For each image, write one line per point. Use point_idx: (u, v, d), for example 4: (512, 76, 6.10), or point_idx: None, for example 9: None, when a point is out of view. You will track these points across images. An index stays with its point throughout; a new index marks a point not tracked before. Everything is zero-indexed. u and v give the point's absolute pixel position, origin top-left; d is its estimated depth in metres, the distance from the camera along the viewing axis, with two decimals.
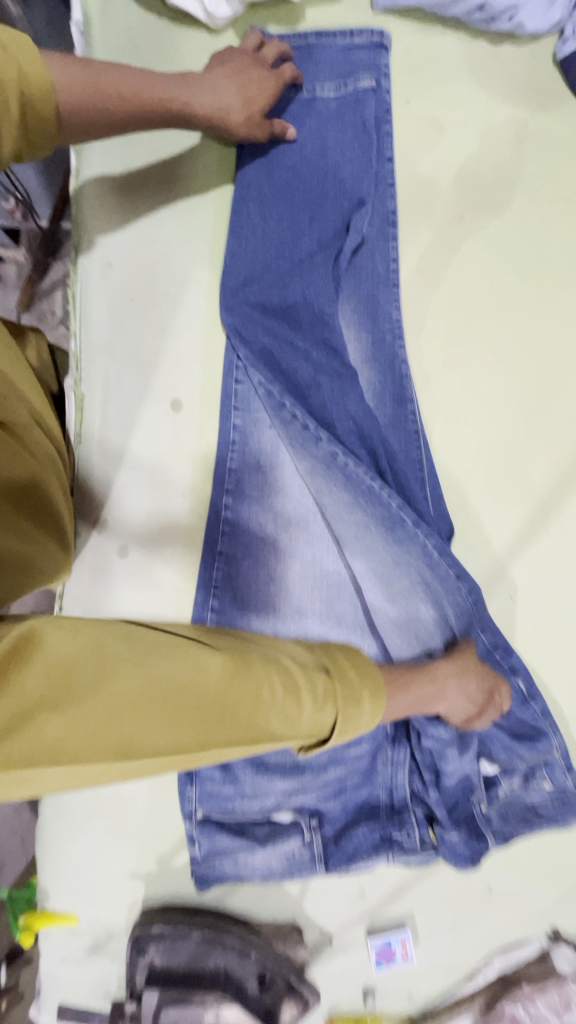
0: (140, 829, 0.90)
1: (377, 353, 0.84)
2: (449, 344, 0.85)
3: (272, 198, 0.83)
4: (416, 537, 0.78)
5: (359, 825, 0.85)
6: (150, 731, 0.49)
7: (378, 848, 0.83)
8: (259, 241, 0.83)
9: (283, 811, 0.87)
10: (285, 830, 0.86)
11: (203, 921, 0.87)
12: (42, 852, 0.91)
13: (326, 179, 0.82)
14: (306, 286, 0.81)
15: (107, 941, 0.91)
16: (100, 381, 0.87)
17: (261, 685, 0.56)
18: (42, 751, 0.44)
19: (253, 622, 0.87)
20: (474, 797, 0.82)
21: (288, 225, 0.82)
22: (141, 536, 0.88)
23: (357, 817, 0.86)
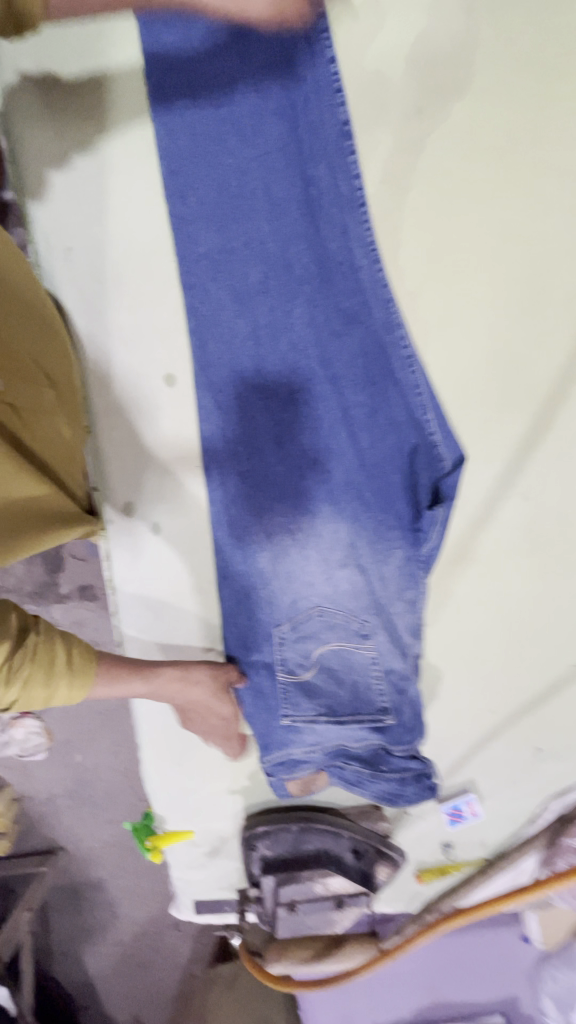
0: (228, 757, 1.03)
1: (292, 268, 0.82)
2: (427, 255, 0.82)
3: (167, 134, 0.81)
4: (355, 456, 0.88)
5: (351, 724, 0.91)
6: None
7: (373, 741, 0.91)
8: (177, 172, 0.81)
9: (314, 717, 0.92)
10: (322, 739, 0.92)
11: (297, 817, 1.01)
12: (150, 788, 1.06)
13: (230, 87, 0.76)
14: (225, 222, 0.82)
15: (222, 846, 1.08)
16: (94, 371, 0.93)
17: (35, 667, 0.66)
18: None
19: (258, 563, 0.93)
20: (406, 684, 0.90)
21: (184, 159, 0.81)
22: (170, 508, 0.95)
23: (345, 715, 0.91)
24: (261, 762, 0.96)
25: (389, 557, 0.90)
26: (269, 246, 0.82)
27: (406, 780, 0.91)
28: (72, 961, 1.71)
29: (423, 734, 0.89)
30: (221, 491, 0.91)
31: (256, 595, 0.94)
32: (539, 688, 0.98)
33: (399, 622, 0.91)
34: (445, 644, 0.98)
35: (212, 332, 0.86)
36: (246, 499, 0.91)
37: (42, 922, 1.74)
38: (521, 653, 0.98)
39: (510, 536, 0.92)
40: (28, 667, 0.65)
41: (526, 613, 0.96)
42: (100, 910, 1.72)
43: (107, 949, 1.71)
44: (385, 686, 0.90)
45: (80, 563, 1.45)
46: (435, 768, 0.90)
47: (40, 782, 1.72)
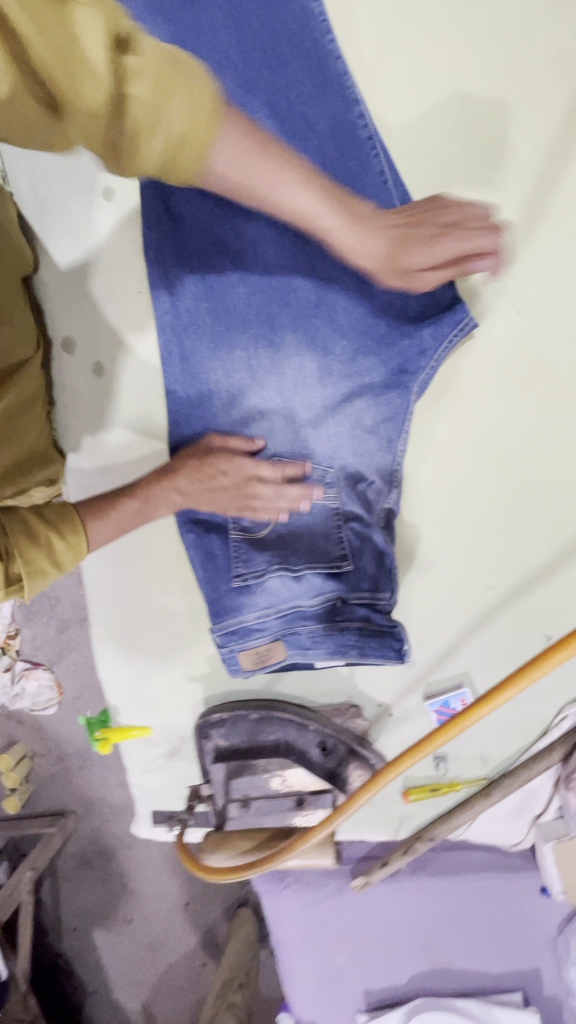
0: (184, 635, 0.91)
1: (237, 40, 0.72)
2: (386, 21, 0.72)
3: None
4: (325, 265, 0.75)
5: (306, 572, 0.78)
6: (55, 548, 0.63)
7: (329, 592, 0.78)
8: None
9: (268, 575, 0.79)
10: (277, 597, 0.79)
11: (256, 704, 0.87)
12: (102, 675, 0.96)
13: None
14: (175, 12, 0.71)
15: (181, 746, 0.96)
16: (23, 180, 0.82)
17: (59, 527, 0.64)
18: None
19: (217, 401, 0.82)
20: (370, 527, 0.79)
21: None
22: (107, 345, 0.86)
23: (303, 567, 0.78)
24: (212, 631, 0.84)
25: (364, 386, 0.78)
26: (221, 30, 0.71)
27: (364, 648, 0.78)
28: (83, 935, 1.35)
29: (391, 587, 0.78)
30: (171, 317, 0.80)
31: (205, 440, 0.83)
32: (543, 555, 0.82)
33: (373, 470, 0.80)
34: (427, 500, 0.83)
35: None
36: (200, 328, 0.80)
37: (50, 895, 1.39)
38: (522, 513, 0.81)
39: (498, 357, 0.77)
40: (15, 538, 0.59)
41: (524, 457, 0.80)
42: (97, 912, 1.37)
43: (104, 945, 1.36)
44: (346, 531, 0.79)
45: None
46: (401, 623, 0.80)
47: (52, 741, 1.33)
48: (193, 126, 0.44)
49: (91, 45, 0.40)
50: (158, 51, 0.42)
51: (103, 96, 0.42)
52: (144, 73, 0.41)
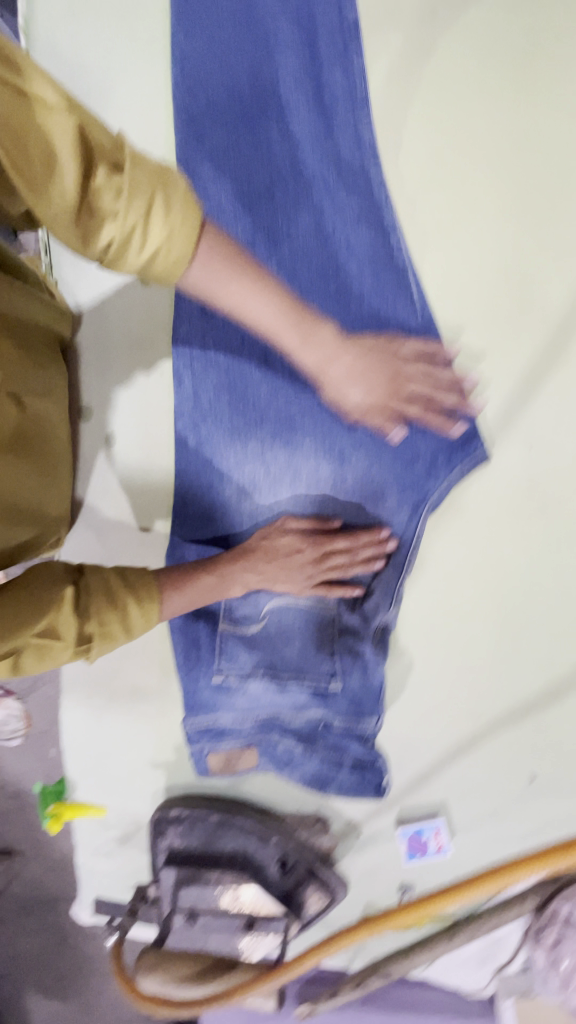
0: (155, 720, 0.88)
1: (292, 168, 0.77)
2: (431, 158, 0.75)
3: (181, 31, 0.78)
4: None
5: (290, 685, 0.76)
6: (132, 612, 0.64)
7: (313, 710, 0.76)
8: (189, 73, 0.78)
9: (251, 680, 0.77)
10: (258, 703, 0.78)
11: (218, 807, 0.83)
12: (64, 747, 0.92)
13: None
14: (239, 141, 0.78)
15: (135, 833, 0.91)
16: (68, 267, 0.87)
17: (139, 587, 0.66)
18: (39, 650, 0.58)
19: (229, 493, 0.83)
20: (362, 646, 0.76)
21: (199, 54, 0.77)
22: (125, 422, 0.88)
23: (287, 677, 0.77)
24: (185, 726, 0.81)
25: (378, 496, 0.78)
26: (281, 156, 0.77)
27: (342, 767, 0.81)
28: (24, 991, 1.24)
29: (376, 717, 0.75)
30: (191, 406, 0.82)
31: (213, 525, 0.85)
32: (534, 692, 0.79)
33: (374, 581, 0.77)
34: (423, 616, 0.81)
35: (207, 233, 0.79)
36: (217, 418, 0.82)
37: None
38: (518, 644, 0.79)
39: (508, 486, 0.77)
40: (92, 599, 0.62)
41: (524, 589, 0.78)
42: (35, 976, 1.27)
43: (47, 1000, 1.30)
44: (336, 647, 0.76)
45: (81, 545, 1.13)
46: (382, 760, 0.81)
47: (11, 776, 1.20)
48: (173, 244, 0.49)
49: (65, 156, 0.44)
50: (145, 166, 0.47)
51: (72, 197, 0.46)
52: (133, 191, 0.46)
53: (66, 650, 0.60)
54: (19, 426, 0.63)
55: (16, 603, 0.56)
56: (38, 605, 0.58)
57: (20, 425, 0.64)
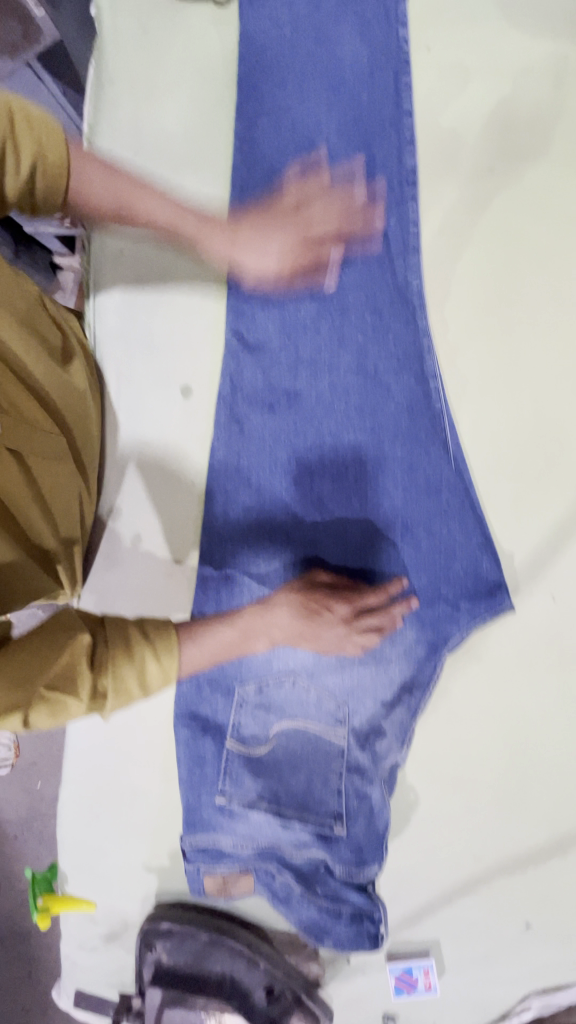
0: (153, 823, 0.88)
1: (339, 305, 0.79)
2: (476, 309, 0.76)
3: (242, 161, 0.80)
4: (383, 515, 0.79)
5: (294, 822, 0.77)
6: (146, 670, 0.60)
7: (315, 851, 0.77)
8: (247, 203, 0.80)
9: (255, 810, 0.78)
10: (260, 832, 0.79)
11: (210, 923, 0.83)
12: (59, 838, 0.92)
13: (313, 135, 0.78)
14: None
15: (122, 932, 0.91)
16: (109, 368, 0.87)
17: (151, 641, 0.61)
18: (43, 710, 0.55)
19: None
20: (368, 786, 0.77)
21: (257, 186, 0.79)
22: (150, 525, 0.87)
23: (291, 811, 0.78)
24: (183, 843, 0.81)
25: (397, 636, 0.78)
26: (330, 292, 0.79)
27: (340, 915, 0.77)
28: None
29: (379, 862, 0.75)
30: (220, 520, 0.83)
31: None
32: (535, 838, 0.79)
33: (386, 721, 0.78)
34: (431, 753, 0.81)
35: (252, 360, 0.82)
36: (245, 536, 0.82)
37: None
38: (523, 791, 0.79)
39: (527, 637, 0.77)
40: (107, 650, 0.58)
41: (535, 741, 0.78)
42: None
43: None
44: (343, 784, 0.77)
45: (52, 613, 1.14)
46: (380, 911, 0.77)
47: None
48: (50, 151, 0.57)
49: None
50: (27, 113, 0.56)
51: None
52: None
53: (72, 711, 0.57)
54: (7, 459, 0.60)
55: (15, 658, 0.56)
56: (45, 658, 0.56)
57: (11, 464, 0.61)
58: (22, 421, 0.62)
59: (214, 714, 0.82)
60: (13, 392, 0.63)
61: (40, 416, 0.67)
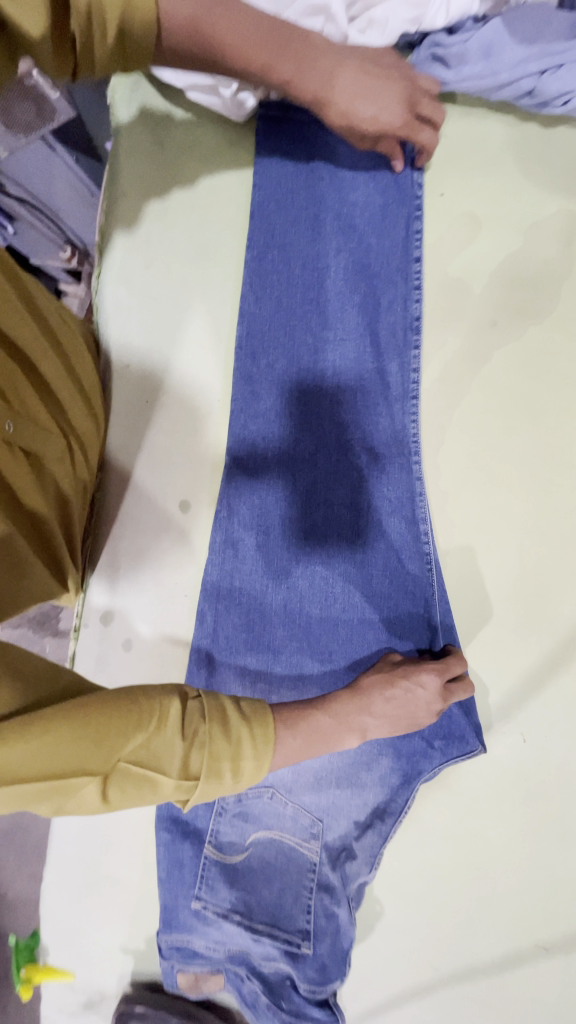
0: (130, 910, 0.92)
1: (340, 447, 0.80)
2: (468, 460, 0.78)
3: (253, 292, 0.82)
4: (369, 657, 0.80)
5: (264, 937, 0.82)
6: (243, 753, 0.56)
7: (282, 963, 0.82)
8: (252, 335, 0.82)
9: (227, 920, 0.83)
10: (233, 940, 0.84)
11: (181, 1008, 0.89)
12: (43, 911, 0.97)
13: (321, 276, 0.79)
14: (290, 404, 0.81)
15: (99, 1002, 0.96)
16: (113, 476, 0.90)
17: (247, 719, 0.58)
18: (116, 773, 0.51)
19: None
20: (336, 907, 0.81)
21: (266, 318, 0.81)
22: (142, 632, 0.89)
23: (263, 924, 0.82)
24: (158, 938, 0.87)
25: (372, 764, 0.82)
26: (328, 428, 0.80)
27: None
28: None
29: (342, 978, 0.80)
30: (209, 638, 0.85)
31: None
32: (492, 960, 0.83)
33: (357, 843, 0.82)
34: (398, 867, 0.86)
35: (248, 488, 0.83)
36: (232, 658, 0.85)
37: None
38: (483, 913, 0.83)
39: (495, 773, 0.81)
40: (203, 725, 0.55)
41: (497, 870, 0.82)
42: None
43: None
44: (313, 902, 0.82)
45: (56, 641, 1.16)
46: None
47: None
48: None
49: None
50: None
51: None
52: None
53: (149, 781, 0.52)
54: (16, 452, 0.64)
55: (99, 718, 0.50)
56: (131, 729, 0.51)
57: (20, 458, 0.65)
58: (30, 419, 0.67)
59: (194, 820, 0.87)
60: (26, 397, 0.68)
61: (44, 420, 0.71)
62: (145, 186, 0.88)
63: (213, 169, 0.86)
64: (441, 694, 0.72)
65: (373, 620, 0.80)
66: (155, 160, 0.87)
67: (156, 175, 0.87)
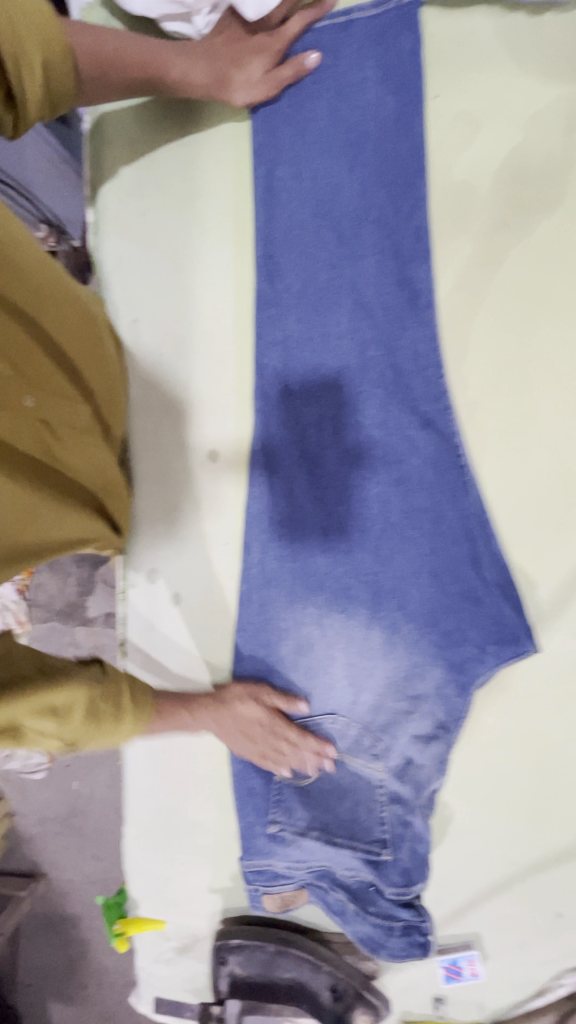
0: (213, 851, 0.95)
1: (369, 370, 0.79)
2: (495, 363, 0.78)
3: (269, 207, 0.79)
4: (420, 570, 0.81)
5: (344, 847, 0.85)
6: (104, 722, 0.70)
7: (364, 871, 0.85)
8: (270, 255, 0.80)
9: (307, 836, 0.86)
10: (314, 856, 0.86)
11: (274, 935, 0.92)
12: (127, 868, 1.00)
13: (335, 192, 0.77)
14: (306, 327, 0.80)
15: (193, 945, 1.00)
16: (141, 434, 0.91)
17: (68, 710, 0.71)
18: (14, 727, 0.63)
19: (284, 661, 0.88)
20: (410, 818, 0.84)
21: (283, 236, 0.79)
22: (190, 583, 0.91)
23: (342, 834, 0.85)
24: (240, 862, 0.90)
25: (427, 677, 0.83)
26: (348, 346, 0.79)
27: (392, 930, 0.84)
28: (37, 997, 1.60)
29: (424, 878, 0.83)
30: (256, 572, 0.87)
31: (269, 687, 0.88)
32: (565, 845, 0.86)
33: (423, 755, 0.84)
34: (466, 773, 0.88)
35: (281, 421, 0.84)
36: (281, 587, 0.87)
37: (12, 948, 1.63)
38: (551, 804, 0.86)
39: (552, 670, 0.83)
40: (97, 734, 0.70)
41: (561, 763, 0.84)
42: (77, 978, 1.58)
43: (91, 997, 1.58)
44: (385, 816, 0.85)
45: (110, 594, 1.44)
46: (428, 921, 0.83)
47: (35, 801, 1.60)
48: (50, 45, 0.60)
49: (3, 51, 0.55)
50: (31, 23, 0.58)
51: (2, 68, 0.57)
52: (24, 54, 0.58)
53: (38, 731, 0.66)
54: (36, 426, 0.65)
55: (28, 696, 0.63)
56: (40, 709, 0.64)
57: (39, 432, 0.66)
58: (49, 392, 0.66)
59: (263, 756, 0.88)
60: (40, 366, 0.66)
61: (63, 388, 0.69)
62: (130, 135, 0.86)
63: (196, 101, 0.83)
64: (273, 740, 0.84)
65: (418, 536, 0.81)
66: (144, 112, 0.85)
67: (146, 129, 0.85)
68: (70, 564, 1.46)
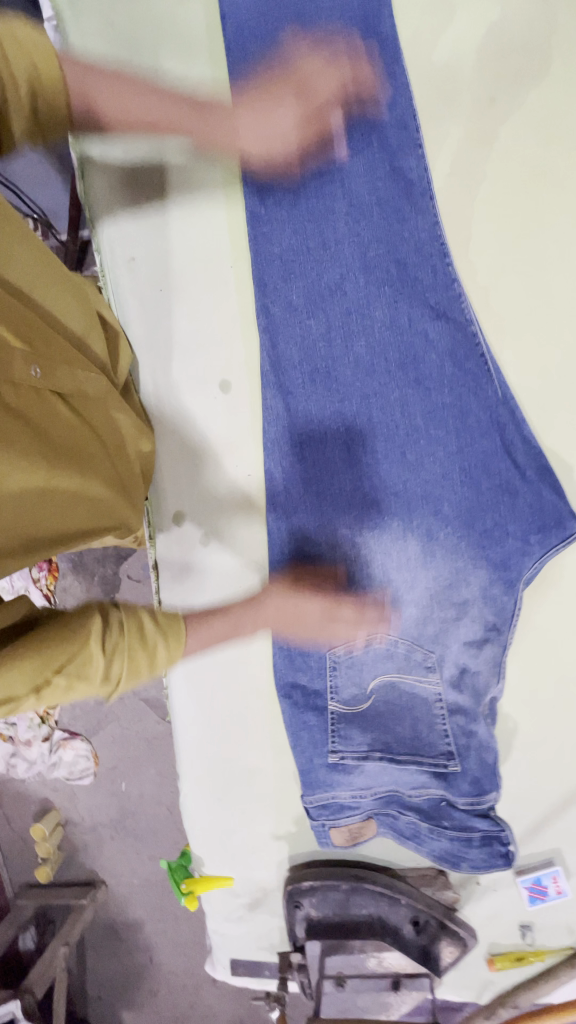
0: (272, 797, 0.93)
1: (372, 268, 0.77)
2: (501, 244, 0.76)
3: None
4: (452, 467, 0.79)
5: (409, 765, 0.83)
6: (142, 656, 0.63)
7: (433, 789, 0.83)
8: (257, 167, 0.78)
9: (370, 759, 0.84)
10: (381, 779, 0.85)
11: (347, 873, 0.89)
12: (187, 826, 0.98)
13: None
14: (304, 235, 0.78)
15: (264, 899, 0.97)
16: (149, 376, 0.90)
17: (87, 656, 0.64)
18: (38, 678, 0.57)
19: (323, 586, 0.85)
20: (473, 726, 0.82)
21: None
22: (218, 522, 0.91)
23: (406, 754, 0.84)
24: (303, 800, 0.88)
25: (472, 579, 0.80)
26: (348, 247, 0.77)
27: (471, 841, 0.83)
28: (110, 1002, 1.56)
29: (498, 786, 0.81)
30: (284, 497, 0.85)
31: None
32: None
33: (478, 661, 0.82)
34: (524, 679, 0.85)
35: (288, 335, 0.81)
36: (309, 509, 0.85)
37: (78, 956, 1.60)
38: None
39: None
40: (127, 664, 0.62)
41: None
42: (148, 976, 1.55)
43: (165, 991, 1.55)
44: (447, 729, 0.82)
45: (135, 584, 1.43)
46: (507, 829, 0.82)
47: (84, 806, 1.58)
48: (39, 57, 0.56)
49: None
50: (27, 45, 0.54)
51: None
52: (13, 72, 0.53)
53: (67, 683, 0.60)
54: (46, 401, 0.61)
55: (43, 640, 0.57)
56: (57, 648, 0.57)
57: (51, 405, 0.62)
58: (57, 362, 0.62)
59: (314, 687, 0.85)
60: (44, 335, 0.61)
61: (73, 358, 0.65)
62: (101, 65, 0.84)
63: (165, 31, 0.82)
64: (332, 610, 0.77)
65: (444, 434, 0.78)
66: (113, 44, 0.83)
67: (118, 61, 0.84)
68: (92, 562, 1.45)
